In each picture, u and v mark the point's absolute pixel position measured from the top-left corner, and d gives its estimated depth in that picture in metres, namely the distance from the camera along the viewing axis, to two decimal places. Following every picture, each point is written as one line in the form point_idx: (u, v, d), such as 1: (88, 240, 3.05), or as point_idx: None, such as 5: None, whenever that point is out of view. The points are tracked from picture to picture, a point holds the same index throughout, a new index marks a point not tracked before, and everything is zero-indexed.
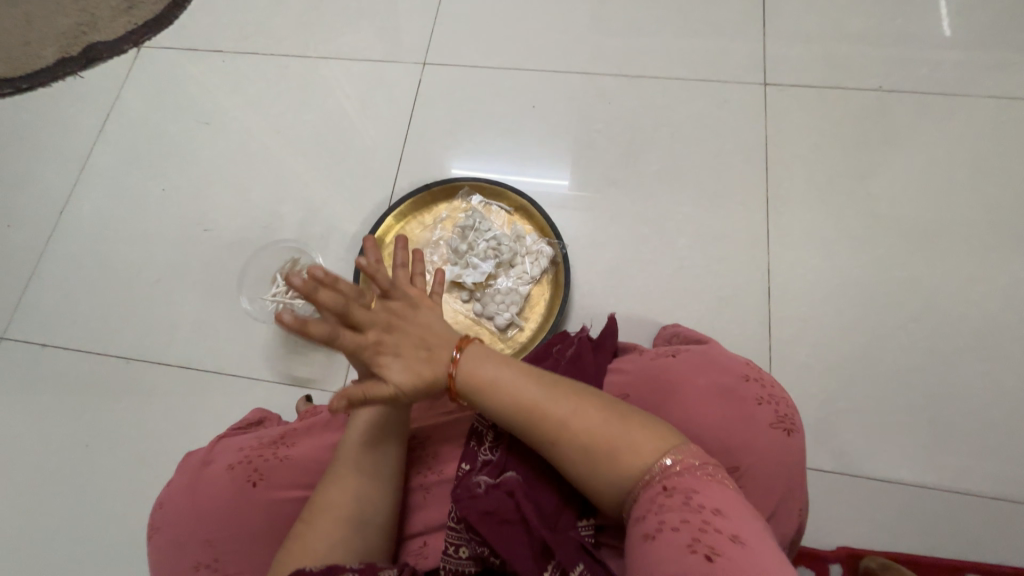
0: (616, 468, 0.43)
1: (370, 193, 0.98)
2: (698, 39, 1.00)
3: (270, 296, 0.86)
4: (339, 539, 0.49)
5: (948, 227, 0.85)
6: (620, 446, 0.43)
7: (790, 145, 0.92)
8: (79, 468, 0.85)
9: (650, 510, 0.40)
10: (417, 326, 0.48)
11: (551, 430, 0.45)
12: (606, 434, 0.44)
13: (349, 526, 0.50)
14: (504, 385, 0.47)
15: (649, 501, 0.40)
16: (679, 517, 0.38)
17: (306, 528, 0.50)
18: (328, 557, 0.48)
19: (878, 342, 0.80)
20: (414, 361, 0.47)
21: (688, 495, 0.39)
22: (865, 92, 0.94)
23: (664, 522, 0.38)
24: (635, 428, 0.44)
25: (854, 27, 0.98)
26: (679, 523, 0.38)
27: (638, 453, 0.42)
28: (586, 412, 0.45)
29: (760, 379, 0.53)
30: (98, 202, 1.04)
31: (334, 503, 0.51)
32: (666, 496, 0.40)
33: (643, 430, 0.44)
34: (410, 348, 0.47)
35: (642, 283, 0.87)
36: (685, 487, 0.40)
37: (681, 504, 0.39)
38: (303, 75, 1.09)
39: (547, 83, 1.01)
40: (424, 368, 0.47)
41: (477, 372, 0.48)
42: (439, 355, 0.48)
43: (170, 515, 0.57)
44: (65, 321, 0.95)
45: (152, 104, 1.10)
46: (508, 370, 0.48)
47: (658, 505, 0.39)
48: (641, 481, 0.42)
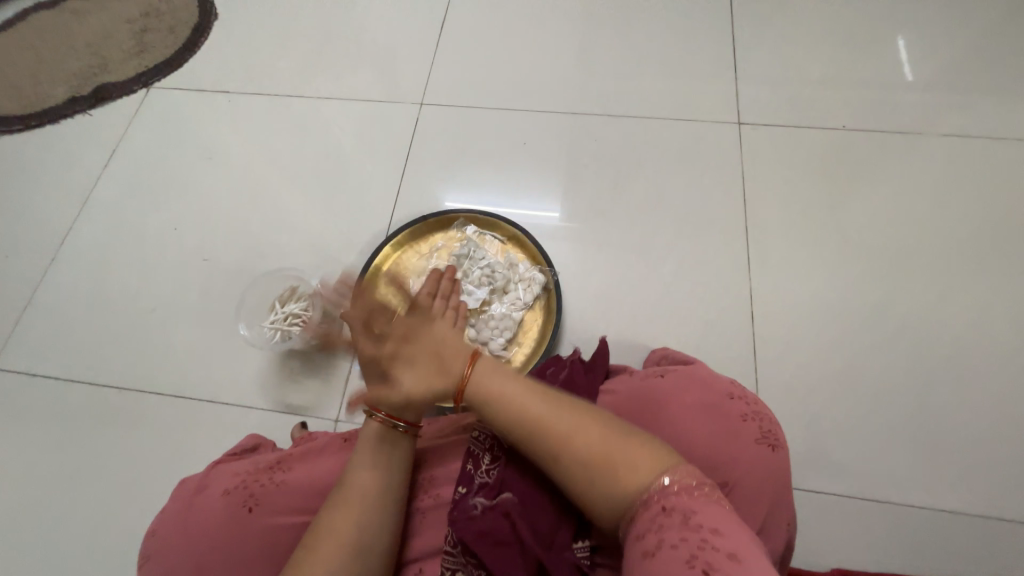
0: (616, 486, 0.45)
1: (368, 224, 1.02)
2: (675, 83, 1.08)
3: (267, 323, 0.83)
4: (339, 567, 0.49)
5: (915, 253, 0.91)
6: (620, 463, 0.45)
7: (765, 178, 0.98)
8: (64, 500, 0.83)
9: (649, 529, 0.41)
10: (428, 341, 0.57)
11: (552, 442, 0.48)
12: (607, 447, 0.47)
13: (345, 552, 0.50)
14: (507, 399, 0.51)
15: (649, 521, 0.42)
16: (678, 534, 0.40)
17: (305, 554, 0.50)
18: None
19: (857, 363, 0.84)
20: (426, 371, 0.55)
21: (686, 514, 0.41)
22: (830, 131, 1.02)
23: (663, 539, 0.40)
24: (636, 444, 0.47)
25: (817, 73, 1.07)
26: (677, 541, 0.39)
27: (638, 470, 0.45)
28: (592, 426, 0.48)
29: (744, 397, 0.55)
30: (99, 233, 1.06)
31: (334, 529, 0.51)
32: (664, 515, 0.41)
33: (642, 450, 0.46)
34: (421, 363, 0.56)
35: (630, 309, 0.90)
36: (684, 506, 0.41)
37: (679, 522, 0.40)
38: (306, 113, 1.15)
39: (537, 121, 1.08)
40: (433, 377, 0.55)
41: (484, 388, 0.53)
42: (449, 364, 0.55)
43: (161, 543, 0.55)
44: (59, 351, 0.95)
45: (158, 140, 1.15)
46: (515, 385, 0.52)
47: (658, 525, 0.41)
48: (640, 497, 0.44)
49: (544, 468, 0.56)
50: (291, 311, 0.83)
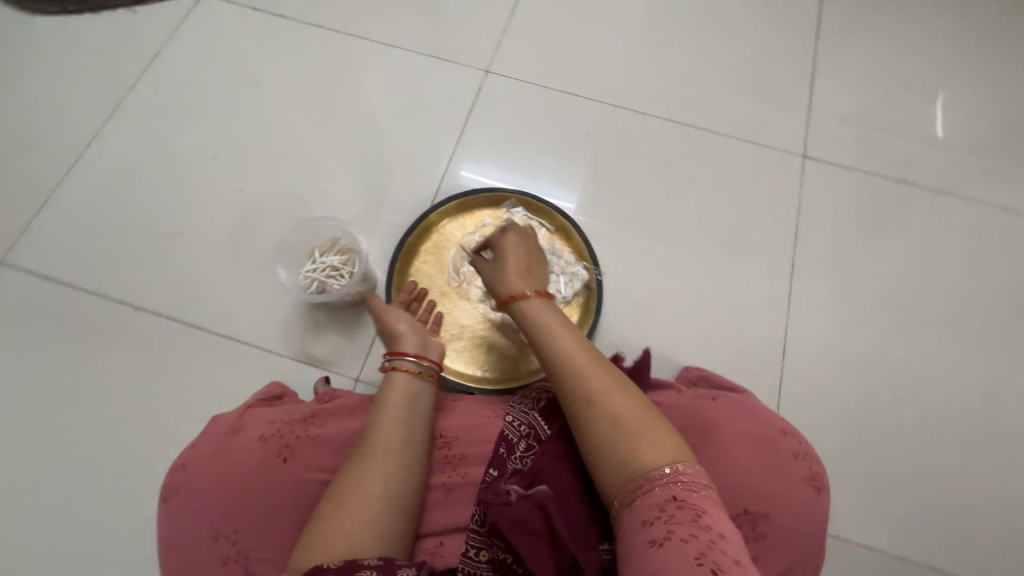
0: (632, 450, 0.47)
1: (413, 187, 0.98)
2: (746, 102, 1.06)
3: (303, 271, 0.81)
4: (367, 520, 0.49)
5: (951, 318, 0.92)
6: (642, 433, 0.48)
7: (819, 216, 0.98)
8: (66, 411, 0.81)
9: (661, 519, 0.41)
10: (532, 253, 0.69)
11: (588, 388, 0.52)
12: (637, 415, 0.49)
13: (377, 510, 0.50)
14: (553, 341, 0.56)
15: (660, 512, 0.42)
16: (687, 530, 0.40)
17: (335, 508, 0.49)
18: (355, 541, 0.47)
19: (874, 415, 0.85)
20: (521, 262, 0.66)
21: (697, 513, 0.42)
22: (889, 181, 1.01)
23: (671, 530, 0.40)
24: (662, 429, 0.49)
25: (888, 119, 1.06)
26: (688, 537, 0.40)
27: (655, 449, 0.46)
28: (634, 395, 0.51)
29: (796, 435, 0.55)
30: (129, 142, 1.01)
31: (360, 483, 0.51)
32: (676, 508, 0.42)
33: (667, 437, 0.48)
34: (517, 266, 0.65)
35: (665, 322, 0.90)
36: (696, 505, 0.42)
37: (690, 519, 0.41)
38: (362, 56, 1.09)
39: (601, 113, 1.05)
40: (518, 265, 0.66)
41: (535, 318, 0.58)
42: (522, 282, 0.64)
43: (190, 479, 0.54)
44: (74, 257, 0.91)
45: (202, 53, 1.08)
46: (570, 336, 0.55)
47: (669, 517, 0.41)
48: (652, 473, 0.45)
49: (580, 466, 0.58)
50: (329, 264, 0.80)
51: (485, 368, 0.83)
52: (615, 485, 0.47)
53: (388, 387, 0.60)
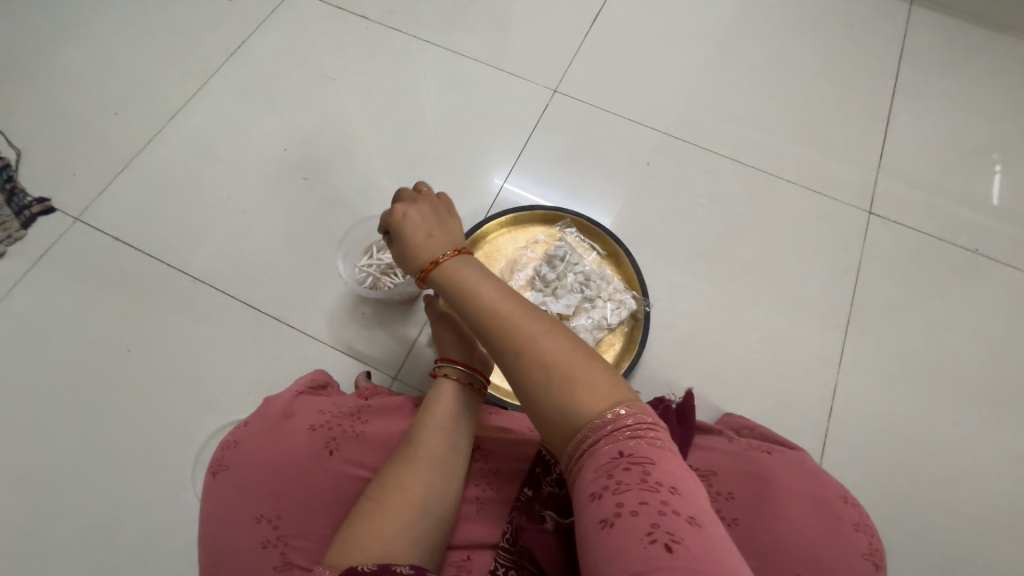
0: (571, 404, 0.43)
1: (471, 196, 1.00)
2: (814, 151, 1.04)
3: (358, 265, 0.82)
4: (408, 526, 0.50)
5: (1013, 401, 0.87)
6: (578, 384, 0.44)
7: (879, 276, 0.95)
8: (116, 369, 0.84)
9: (607, 488, 0.39)
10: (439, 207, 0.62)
11: (517, 346, 0.47)
12: (565, 360, 0.45)
13: (417, 515, 0.51)
14: (473, 300, 0.51)
15: (605, 479, 0.39)
16: (636, 496, 0.38)
17: (377, 506, 0.50)
18: (394, 543, 0.49)
19: (921, 491, 0.81)
20: (425, 220, 0.59)
21: (645, 471, 0.39)
22: (957, 249, 0.97)
23: (620, 501, 0.38)
24: (592, 367, 0.45)
25: (961, 186, 1.02)
26: (637, 505, 0.37)
27: (593, 396, 0.43)
28: (553, 330, 0.48)
29: (856, 505, 0.52)
30: (207, 119, 1.05)
31: (404, 487, 0.52)
32: (623, 470, 0.39)
33: (598, 375, 0.44)
34: (426, 228, 0.58)
35: (708, 363, 0.88)
36: (642, 460, 0.39)
37: (638, 481, 0.38)
38: (436, 63, 1.12)
39: (664, 145, 1.05)
40: (430, 225, 0.59)
41: (457, 276, 0.53)
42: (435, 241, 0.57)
43: (242, 458, 0.55)
44: (143, 223, 0.95)
45: (286, 44, 1.13)
46: (492, 288, 0.51)
47: (614, 484, 0.39)
48: (591, 427, 0.42)
49: None
50: (385, 261, 0.81)
51: None
52: (563, 446, 0.44)
53: (437, 393, 0.62)
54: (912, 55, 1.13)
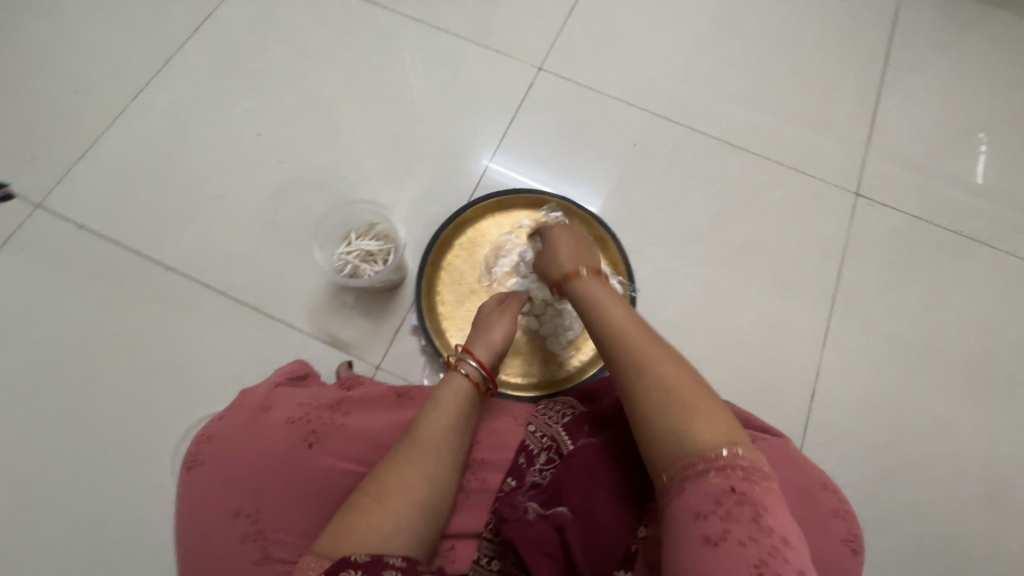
0: (691, 429, 0.44)
1: (456, 179, 0.97)
2: (805, 131, 1.03)
3: (337, 253, 0.80)
4: (407, 522, 0.50)
5: (995, 381, 0.88)
6: (699, 416, 0.45)
7: (867, 257, 0.94)
8: (89, 361, 0.81)
9: (716, 513, 0.39)
10: (573, 235, 0.74)
11: (648, 367, 0.50)
12: (688, 394, 0.47)
13: (412, 509, 0.51)
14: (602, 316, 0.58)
15: (716, 504, 0.40)
16: (747, 532, 0.38)
17: (373, 501, 0.50)
18: (392, 540, 0.48)
19: (902, 470, 0.82)
20: (566, 242, 0.72)
21: (758, 512, 0.39)
22: (945, 230, 0.97)
23: (730, 532, 0.38)
24: (715, 409, 0.46)
25: (951, 165, 1.01)
26: (746, 539, 0.38)
27: (710, 429, 0.44)
28: (682, 367, 0.49)
29: (836, 490, 0.52)
30: (176, 99, 1.00)
31: (405, 484, 0.51)
32: (735, 504, 0.39)
33: (719, 417, 0.45)
34: (567, 250, 0.70)
35: (696, 348, 0.88)
36: (757, 503, 0.40)
37: (751, 520, 0.38)
38: (418, 39, 1.07)
39: (654, 125, 1.02)
40: (569, 245, 0.71)
41: (588, 294, 0.62)
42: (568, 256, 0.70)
43: (217, 454, 0.53)
44: (111, 209, 0.91)
45: (259, 18, 1.07)
46: (623, 314, 0.57)
47: (725, 513, 0.39)
48: (708, 459, 0.42)
49: (604, 488, 0.55)
50: (364, 249, 0.79)
51: (509, 372, 0.83)
52: (668, 464, 0.45)
53: (444, 388, 0.63)
54: (905, 31, 1.10)
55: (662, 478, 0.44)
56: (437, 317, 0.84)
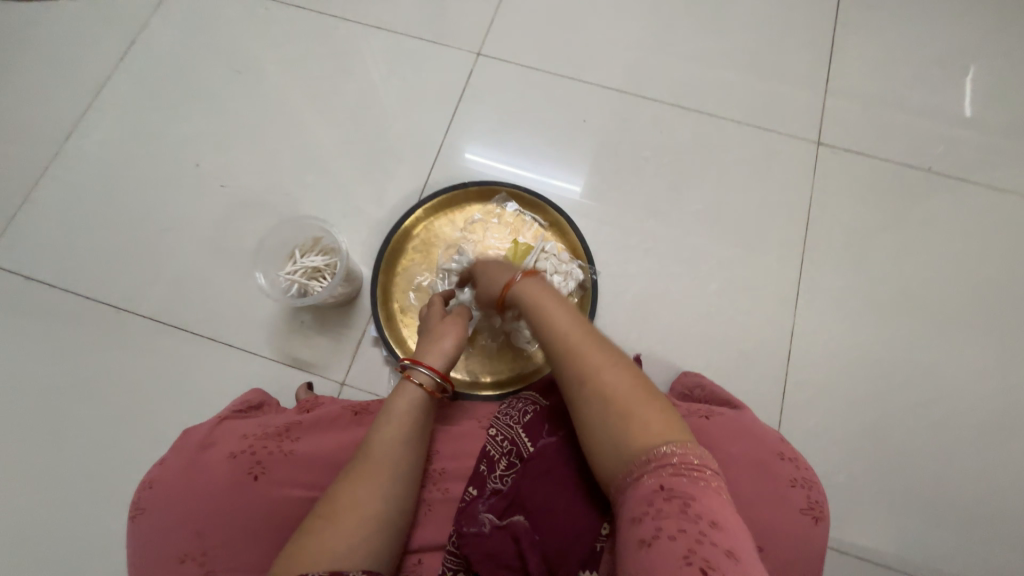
0: (623, 431, 0.44)
1: (403, 180, 0.94)
2: (759, 84, 0.98)
3: (283, 274, 0.77)
4: (364, 537, 0.49)
5: (975, 321, 0.85)
6: (630, 415, 0.45)
7: (833, 209, 0.91)
8: (51, 414, 0.81)
9: (647, 513, 0.40)
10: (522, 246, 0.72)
11: (581, 369, 0.48)
12: (623, 394, 0.46)
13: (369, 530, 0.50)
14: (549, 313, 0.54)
15: (647, 504, 0.40)
16: (676, 525, 0.38)
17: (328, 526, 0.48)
18: (350, 556, 0.47)
19: (886, 422, 0.80)
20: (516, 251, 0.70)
21: (687, 502, 0.39)
22: (913, 169, 0.93)
23: (660, 527, 0.38)
24: (651, 406, 0.46)
25: (914, 101, 0.97)
26: (676, 533, 0.38)
27: (644, 432, 0.44)
28: (621, 369, 0.48)
29: (794, 460, 0.51)
30: (109, 135, 0.97)
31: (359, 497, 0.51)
32: (663, 501, 0.40)
33: (656, 414, 0.45)
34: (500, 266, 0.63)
35: (665, 323, 0.85)
36: (686, 494, 0.40)
37: (677, 512, 0.39)
38: (349, 40, 1.03)
39: (601, 98, 0.98)
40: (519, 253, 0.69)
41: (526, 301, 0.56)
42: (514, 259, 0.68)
43: (161, 498, 0.53)
44: (55, 256, 0.89)
45: (183, 39, 1.03)
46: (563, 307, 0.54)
47: (656, 510, 0.40)
48: (639, 461, 0.43)
49: (563, 486, 0.54)
50: (310, 265, 0.76)
51: (476, 372, 0.80)
52: (610, 471, 0.45)
53: (394, 399, 0.58)
54: None
55: (607, 483, 0.45)
56: (396, 326, 0.81)
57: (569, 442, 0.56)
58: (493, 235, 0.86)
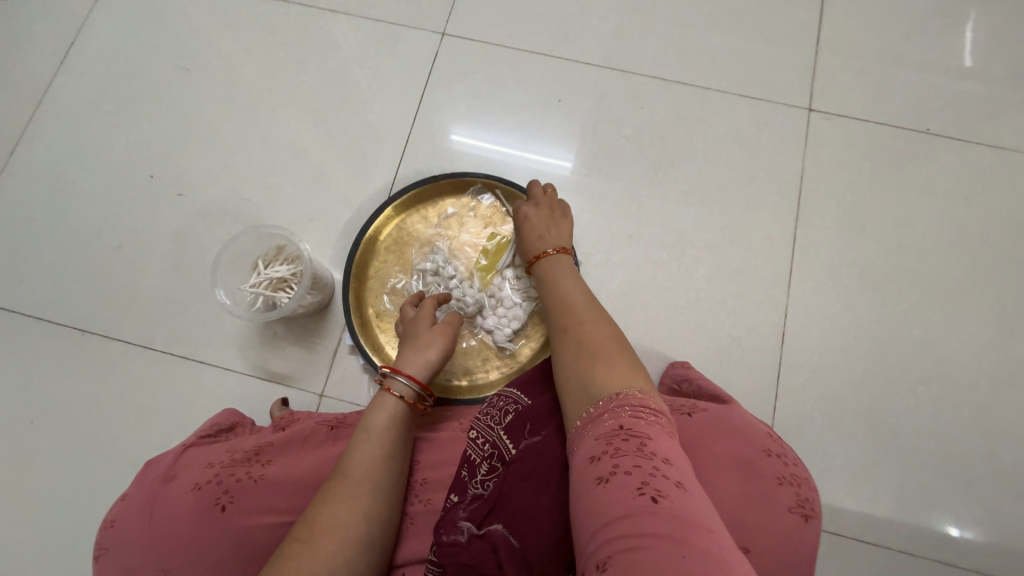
0: (594, 378, 0.48)
1: (370, 177, 0.89)
2: (746, 50, 0.92)
3: (247, 287, 0.73)
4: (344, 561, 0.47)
5: (976, 292, 0.81)
6: (600, 365, 0.49)
7: (826, 180, 0.86)
8: (21, 444, 0.78)
9: (605, 452, 0.40)
10: (556, 224, 0.73)
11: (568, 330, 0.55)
12: (598, 348, 0.51)
13: (350, 552, 0.48)
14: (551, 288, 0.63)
15: (605, 443, 0.41)
16: (633, 460, 0.39)
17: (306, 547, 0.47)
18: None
19: (886, 403, 0.77)
20: (548, 230, 0.72)
21: (642, 441, 0.40)
22: (910, 134, 0.88)
23: (618, 464, 0.39)
24: (620, 360, 0.49)
25: (912, 58, 0.90)
26: (631, 468, 0.38)
27: (610, 378, 0.47)
28: (601, 333, 0.54)
29: (783, 456, 0.49)
30: (55, 145, 0.92)
31: (337, 517, 0.49)
32: (622, 440, 0.40)
33: (625, 367, 0.48)
34: (541, 224, 0.73)
35: (652, 313, 0.82)
36: (642, 433, 0.40)
37: (634, 449, 0.39)
38: (304, 27, 0.96)
39: (578, 76, 0.92)
40: (544, 230, 0.72)
41: (552, 268, 0.67)
42: (545, 240, 0.71)
43: (118, 540, 0.50)
44: (11, 279, 0.85)
45: (126, 37, 0.96)
46: (566, 286, 0.63)
47: (613, 449, 0.40)
48: (602, 402, 0.45)
49: (545, 490, 0.53)
50: (276, 277, 0.72)
51: (458, 376, 0.77)
52: (576, 418, 0.46)
53: (375, 411, 0.57)
54: None
55: (569, 431, 0.46)
56: (372, 332, 0.78)
57: (550, 444, 0.56)
58: (468, 231, 0.82)
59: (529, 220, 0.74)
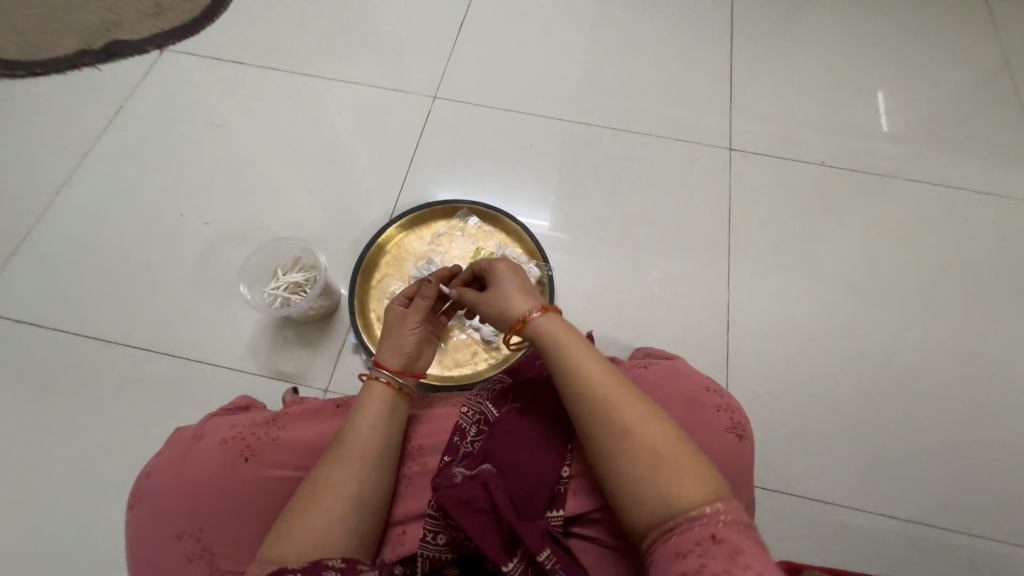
0: (665, 484, 0.45)
1: (374, 207, 1.05)
2: (676, 107, 1.16)
3: (267, 291, 0.84)
4: (339, 517, 0.52)
5: (879, 286, 0.98)
6: (674, 469, 0.45)
7: (750, 202, 1.06)
8: (39, 449, 0.83)
9: (692, 551, 0.41)
10: (525, 278, 0.63)
11: (617, 421, 0.48)
12: (668, 448, 0.46)
13: (346, 507, 0.53)
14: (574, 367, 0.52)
15: (692, 543, 0.41)
16: (722, 565, 0.39)
17: (309, 502, 0.53)
18: (327, 534, 0.51)
19: (818, 377, 0.91)
20: (525, 291, 0.61)
21: (734, 550, 0.40)
22: (811, 166, 1.10)
23: (705, 565, 0.39)
24: (693, 459, 0.46)
25: (803, 112, 1.16)
26: (720, 572, 0.39)
27: (686, 483, 0.44)
28: (661, 425, 0.48)
29: (718, 391, 0.61)
30: (96, 188, 1.05)
31: (331, 477, 0.54)
32: (712, 545, 0.40)
33: (698, 468, 0.45)
34: (513, 285, 0.61)
35: (617, 311, 0.96)
36: (734, 543, 0.40)
37: (725, 555, 0.39)
38: (320, 93, 1.17)
39: (545, 127, 1.13)
40: (524, 293, 0.60)
41: (549, 333, 0.55)
42: (527, 302, 0.59)
43: (156, 486, 0.58)
44: (44, 301, 0.94)
45: (167, 102, 1.15)
46: (592, 361, 0.52)
47: (701, 550, 0.40)
48: (685, 512, 0.43)
49: (527, 443, 0.60)
50: (292, 281, 0.84)
51: (450, 368, 0.89)
52: (650, 526, 0.44)
53: (363, 396, 0.62)
54: (742, 9, 1.28)
55: (648, 535, 0.45)
56: (374, 331, 0.88)
57: (529, 407, 0.64)
58: (457, 246, 0.97)
59: (501, 282, 0.62)
